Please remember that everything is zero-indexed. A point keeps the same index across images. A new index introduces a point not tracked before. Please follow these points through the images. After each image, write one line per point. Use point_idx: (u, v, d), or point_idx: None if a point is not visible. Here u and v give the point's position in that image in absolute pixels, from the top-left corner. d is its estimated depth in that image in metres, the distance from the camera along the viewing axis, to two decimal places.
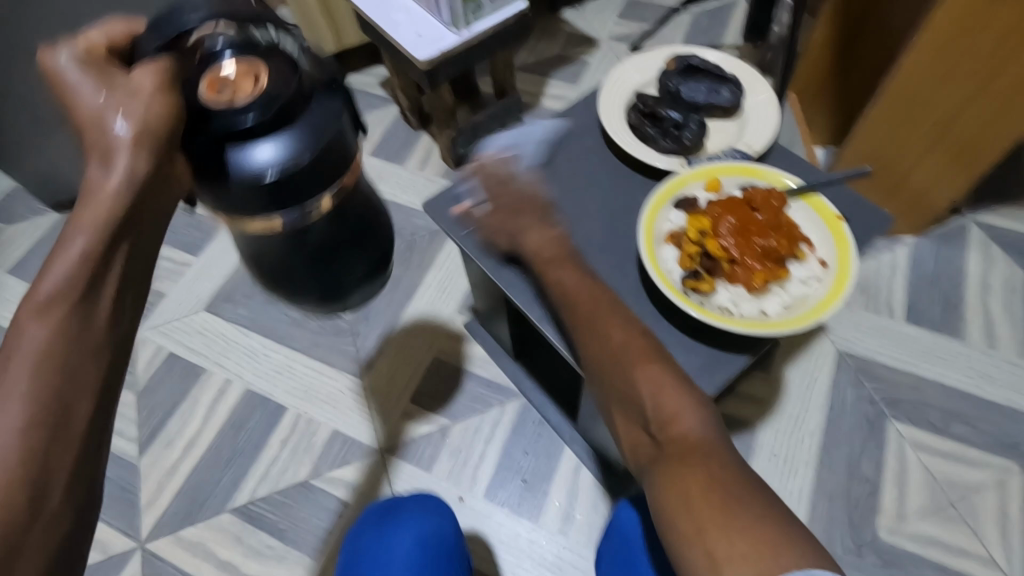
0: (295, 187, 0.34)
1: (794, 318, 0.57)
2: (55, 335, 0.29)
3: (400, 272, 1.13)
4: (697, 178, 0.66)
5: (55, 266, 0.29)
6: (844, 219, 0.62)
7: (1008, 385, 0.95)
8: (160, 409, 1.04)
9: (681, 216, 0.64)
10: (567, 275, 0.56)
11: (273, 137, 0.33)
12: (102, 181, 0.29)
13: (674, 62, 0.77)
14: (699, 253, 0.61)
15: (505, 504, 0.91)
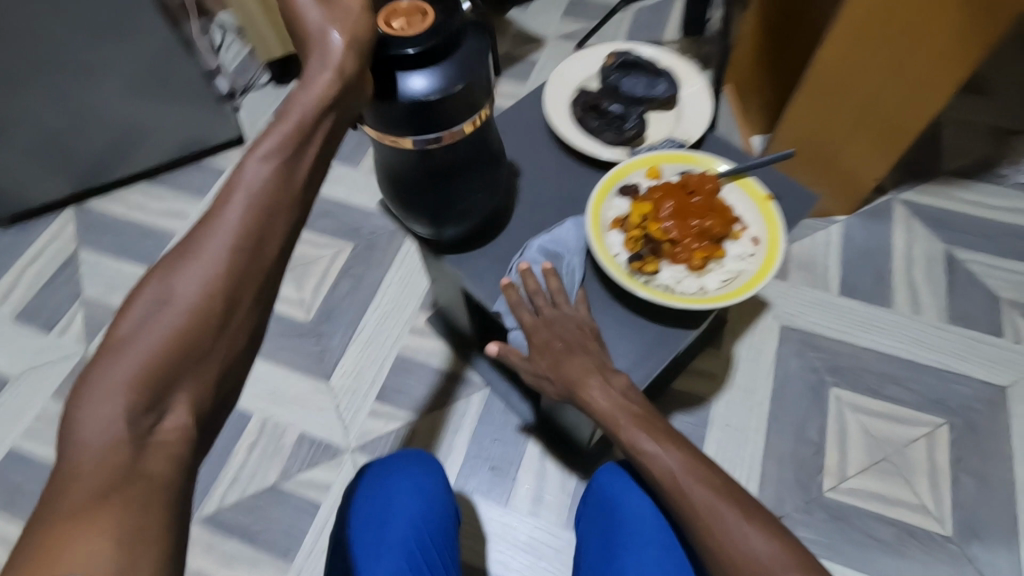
0: (436, 110, 0.55)
1: (731, 292, 0.62)
2: (269, 179, 0.40)
3: (360, 272, 1.14)
4: (637, 166, 0.70)
5: (271, 137, 0.41)
6: (772, 199, 0.67)
7: (933, 347, 1.04)
8: None
9: (624, 203, 0.68)
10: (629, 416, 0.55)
11: (432, 70, 0.54)
12: (319, 72, 0.44)
13: (613, 57, 0.81)
14: (642, 237, 0.65)
15: (476, 491, 0.93)
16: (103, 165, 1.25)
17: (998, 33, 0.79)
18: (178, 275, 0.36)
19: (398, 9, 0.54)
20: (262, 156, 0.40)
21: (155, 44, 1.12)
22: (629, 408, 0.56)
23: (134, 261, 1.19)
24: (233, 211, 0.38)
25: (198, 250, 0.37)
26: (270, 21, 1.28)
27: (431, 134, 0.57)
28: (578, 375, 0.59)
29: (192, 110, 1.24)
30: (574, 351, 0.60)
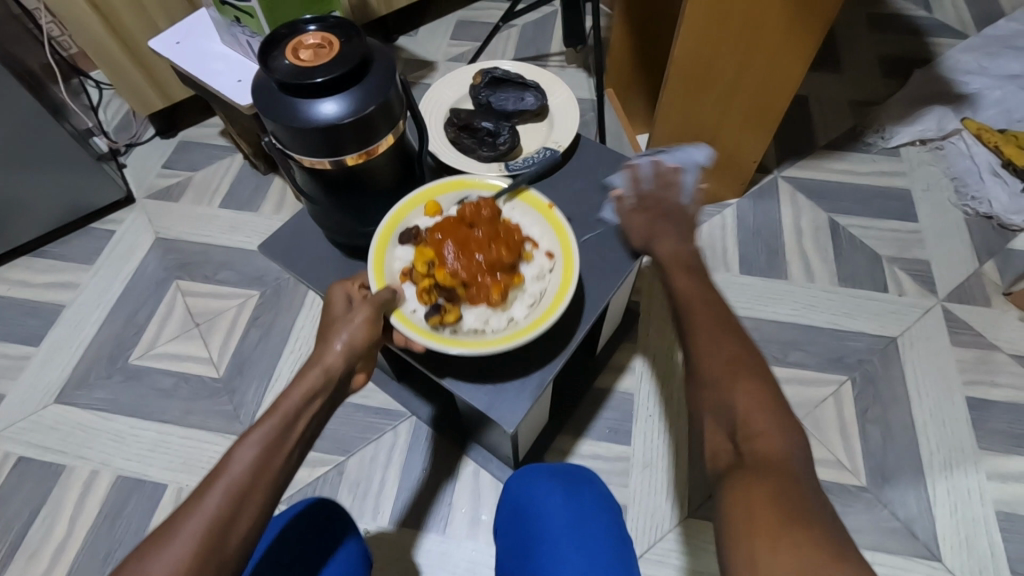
0: (349, 132, 0.56)
1: (537, 318, 0.62)
2: (254, 458, 0.47)
3: (269, 319, 1.11)
4: (412, 207, 0.67)
5: (255, 428, 0.49)
6: (555, 207, 0.69)
7: (828, 310, 1.10)
8: (17, 520, 0.94)
9: (408, 249, 0.65)
10: (684, 283, 0.57)
11: (316, 101, 0.54)
12: (338, 349, 0.55)
13: (480, 76, 0.82)
14: (434, 286, 0.62)
15: (411, 524, 0.92)
16: None
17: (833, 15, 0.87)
18: (150, 566, 0.40)
19: (307, 41, 0.56)
20: (247, 440, 0.48)
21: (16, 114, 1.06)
22: (701, 294, 0.55)
23: (20, 341, 1.11)
24: (220, 489, 0.44)
25: (161, 552, 0.41)
26: (145, 75, 1.24)
27: (319, 158, 0.58)
28: (669, 256, 0.61)
29: (71, 176, 1.19)
30: (661, 220, 0.65)
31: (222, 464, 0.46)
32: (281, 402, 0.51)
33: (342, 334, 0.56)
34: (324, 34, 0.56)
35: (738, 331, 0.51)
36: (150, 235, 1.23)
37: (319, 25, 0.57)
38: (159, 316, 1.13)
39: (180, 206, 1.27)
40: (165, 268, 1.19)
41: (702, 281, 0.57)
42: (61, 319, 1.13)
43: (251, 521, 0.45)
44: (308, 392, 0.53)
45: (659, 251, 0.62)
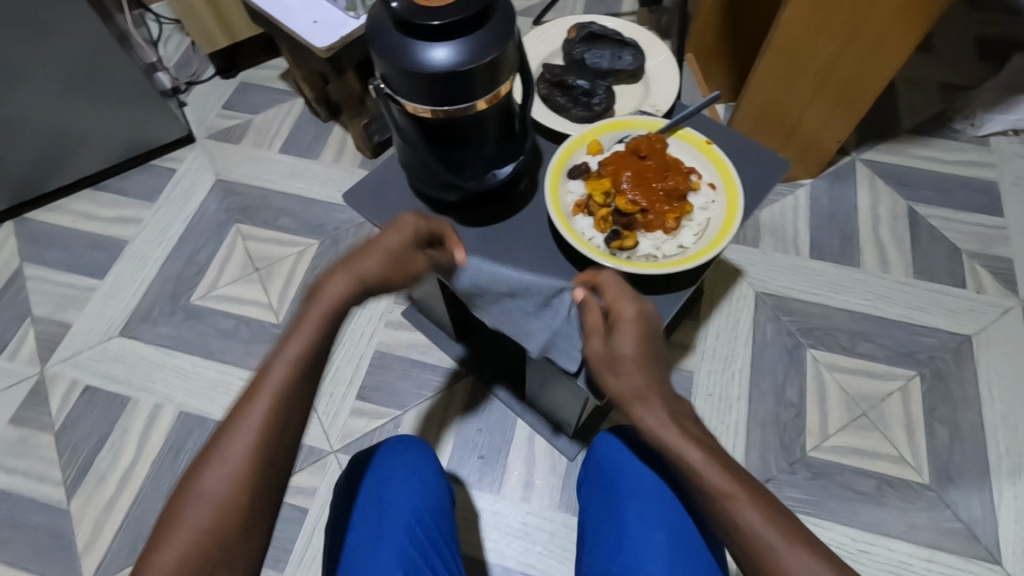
0: (459, 80, 0.53)
1: (709, 244, 0.62)
2: (336, 300, 0.50)
3: (328, 269, 1.10)
4: (577, 145, 0.67)
5: (288, 341, 0.47)
6: (712, 142, 0.67)
7: (901, 303, 1.06)
8: (85, 445, 0.97)
9: (580, 184, 0.66)
10: (646, 409, 0.51)
11: (458, 41, 0.52)
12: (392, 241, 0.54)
13: (576, 30, 0.78)
14: (612, 213, 0.63)
15: (466, 482, 0.92)
16: (41, 174, 1.18)
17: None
18: (265, 385, 0.45)
19: None
20: (330, 291, 0.51)
21: (85, 42, 1.05)
22: (697, 446, 0.48)
23: (84, 273, 1.12)
24: (303, 335, 0.48)
25: (262, 385, 0.45)
26: (209, 9, 1.21)
27: (448, 105, 0.55)
28: (674, 435, 0.49)
29: (135, 109, 1.18)
30: (648, 350, 0.54)
31: (310, 313, 0.50)
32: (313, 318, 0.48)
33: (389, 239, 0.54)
34: None
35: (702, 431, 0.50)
36: (210, 177, 1.23)
37: None
38: (220, 257, 1.13)
39: (240, 149, 1.26)
40: (225, 211, 1.18)
41: (770, 505, 0.45)
42: (124, 254, 1.14)
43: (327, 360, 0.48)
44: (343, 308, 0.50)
45: (707, 482, 0.46)
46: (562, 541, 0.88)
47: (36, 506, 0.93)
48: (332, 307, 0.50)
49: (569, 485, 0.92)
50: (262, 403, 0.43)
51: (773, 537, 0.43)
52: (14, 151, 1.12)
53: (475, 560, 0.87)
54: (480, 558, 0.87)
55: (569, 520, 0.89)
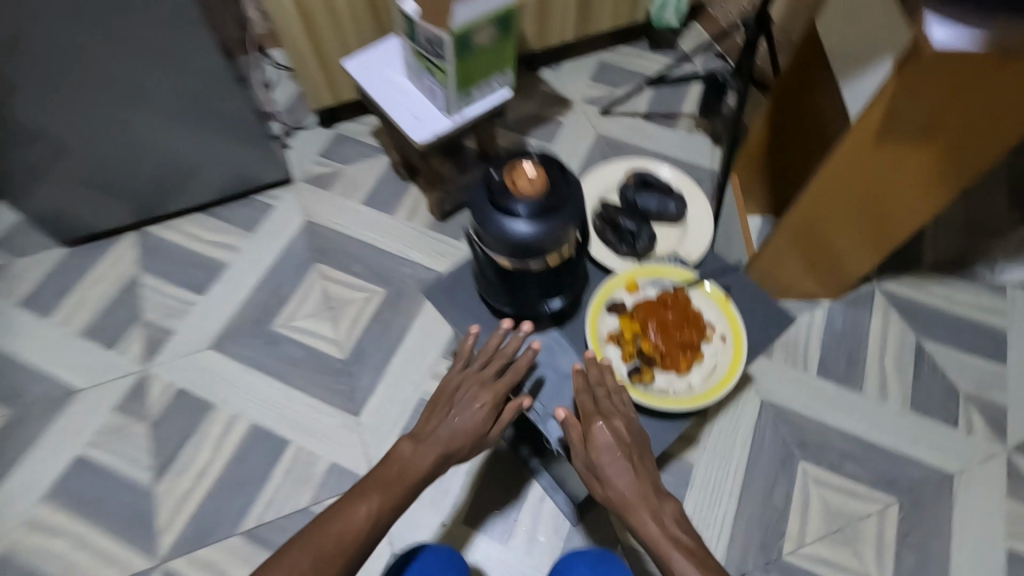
0: (535, 246, 0.68)
1: (713, 388, 0.76)
2: (422, 454, 0.70)
3: (390, 317, 1.28)
4: (618, 283, 0.82)
5: (372, 491, 0.66)
6: (730, 298, 0.82)
7: (893, 431, 1.17)
8: (172, 440, 1.16)
9: (615, 320, 0.80)
10: (636, 501, 0.64)
11: (538, 220, 0.67)
12: (476, 410, 0.73)
13: (632, 176, 0.94)
14: (637, 351, 0.78)
15: (480, 528, 1.08)
16: (164, 197, 1.39)
17: (982, 172, 0.87)
18: (353, 513, 0.63)
19: (523, 170, 0.70)
20: (420, 449, 0.71)
21: (222, 102, 1.26)
22: (674, 543, 0.61)
23: (188, 288, 1.33)
24: (390, 488, 0.67)
25: (346, 515, 0.63)
26: (321, 75, 1.41)
27: (523, 261, 0.70)
28: (657, 532, 0.62)
29: (248, 154, 1.38)
30: (635, 455, 0.68)
31: (397, 465, 0.70)
32: (391, 479, 0.68)
33: (475, 402, 0.74)
34: (538, 168, 0.70)
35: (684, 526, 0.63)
36: (300, 218, 1.42)
37: (535, 157, 0.72)
38: (300, 292, 1.32)
39: (329, 195, 1.45)
40: (309, 250, 1.37)
41: None
42: (222, 277, 1.34)
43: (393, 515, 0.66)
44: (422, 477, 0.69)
45: None
46: None
47: (127, 485, 1.13)
48: (412, 468, 0.69)
49: (568, 546, 1.06)
50: (341, 533, 0.61)
51: None
52: (149, 179, 1.34)
53: None
54: None
55: None
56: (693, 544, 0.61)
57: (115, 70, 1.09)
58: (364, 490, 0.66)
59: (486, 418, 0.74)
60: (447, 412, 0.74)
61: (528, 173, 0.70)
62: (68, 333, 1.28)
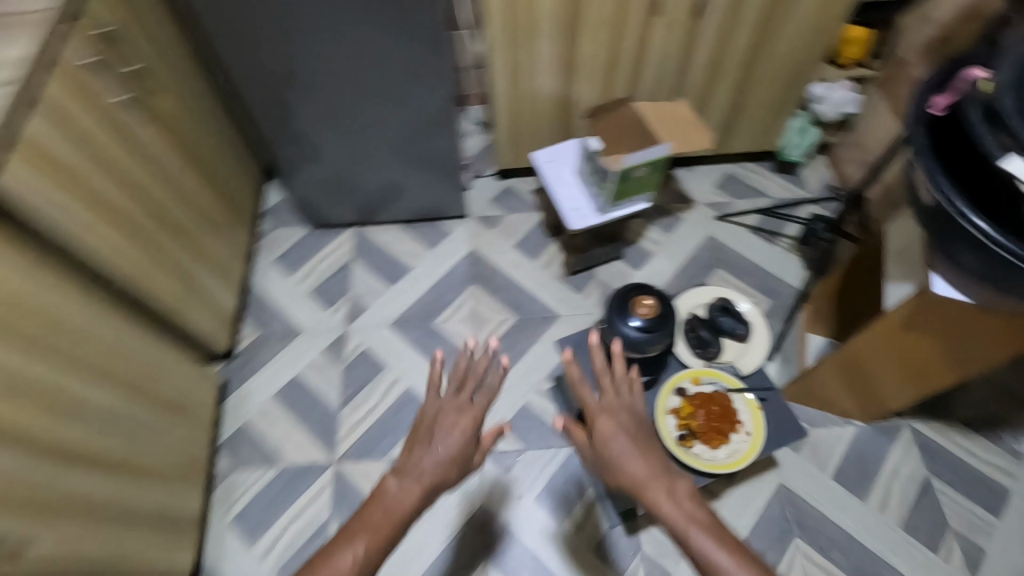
0: (638, 344, 1.10)
1: (732, 462, 1.13)
2: (404, 486, 1.01)
3: (515, 339, 1.75)
4: (685, 376, 1.22)
5: (360, 535, 0.97)
6: (761, 408, 1.19)
7: (881, 539, 1.46)
8: (355, 382, 1.70)
9: (678, 400, 1.21)
10: (653, 484, 0.97)
11: (644, 329, 1.09)
12: (450, 435, 1.06)
13: (718, 300, 1.33)
14: (687, 424, 1.17)
15: (544, 506, 1.52)
16: (380, 210, 1.94)
17: (998, 363, 1.11)
18: (347, 549, 0.95)
19: (643, 295, 1.12)
20: (399, 485, 1.02)
21: (441, 159, 1.77)
22: (680, 510, 0.94)
23: (383, 279, 1.87)
24: (377, 524, 0.98)
25: (343, 547, 0.95)
26: (511, 151, 1.90)
27: (629, 350, 1.12)
28: (669, 506, 0.95)
29: (444, 193, 1.90)
30: (642, 447, 1.01)
31: (380, 500, 1.01)
32: (375, 524, 0.98)
33: (450, 434, 1.06)
34: (653, 296, 1.12)
35: (688, 494, 0.96)
36: (467, 247, 1.92)
37: (653, 289, 1.14)
38: (458, 303, 1.82)
39: (491, 235, 1.94)
40: (469, 273, 1.87)
41: (738, 557, 0.88)
42: (407, 277, 1.88)
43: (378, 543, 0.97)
44: (406, 508, 1.00)
45: (701, 545, 0.90)
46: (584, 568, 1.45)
47: (322, 404, 1.68)
48: (393, 508, 1.00)
49: (603, 538, 1.49)
50: (342, 554, 0.94)
51: None
52: (375, 196, 1.89)
53: (533, 552, 1.47)
54: (536, 553, 1.47)
55: (594, 558, 1.46)
56: (699, 511, 0.94)
57: (389, 129, 1.65)
58: (355, 533, 0.97)
59: (461, 444, 1.06)
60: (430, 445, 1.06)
61: (647, 298, 1.12)
62: (301, 289, 1.86)
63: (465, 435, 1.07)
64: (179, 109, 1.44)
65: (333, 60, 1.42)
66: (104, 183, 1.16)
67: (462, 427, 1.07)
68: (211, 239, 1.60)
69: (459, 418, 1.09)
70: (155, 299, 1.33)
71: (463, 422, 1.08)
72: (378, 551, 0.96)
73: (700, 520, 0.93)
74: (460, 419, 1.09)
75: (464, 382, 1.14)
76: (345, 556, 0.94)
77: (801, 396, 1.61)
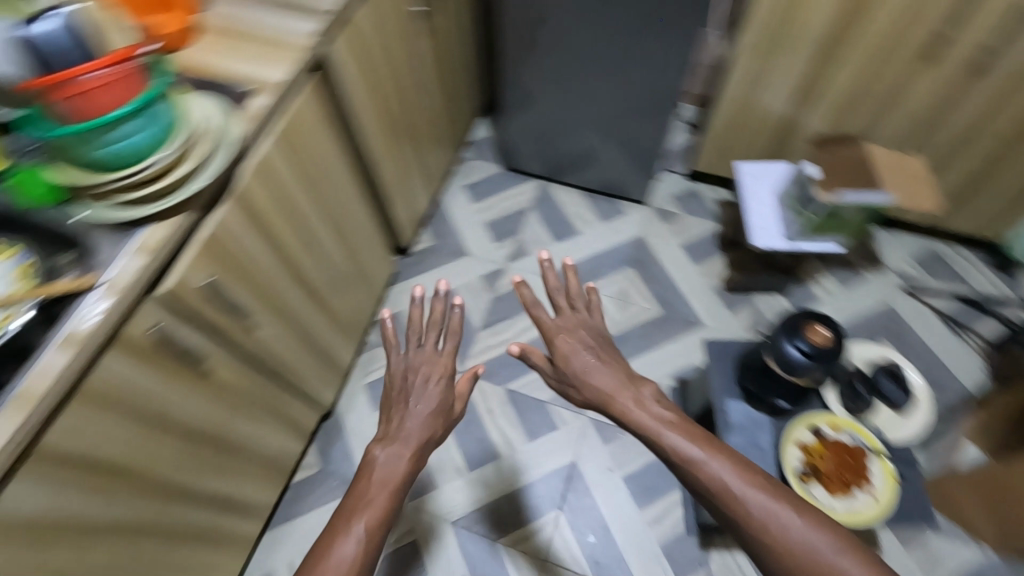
0: (793, 365, 1.11)
1: (847, 516, 1.11)
2: (394, 453, 1.00)
3: (654, 330, 1.80)
4: (825, 419, 1.21)
5: (359, 514, 0.90)
6: (896, 480, 1.15)
7: None
8: (499, 313, 1.86)
9: (811, 438, 1.20)
10: (620, 395, 1.06)
11: (806, 354, 1.09)
12: (428, 389, 1.09)
13: (888, 362, 1.28)
14: (812, 463, 1.16)
15: (630, 487, 1.59)
16: (569, 172, 2.06)
17: None
18: (353, 525, 0.89)
19: (819, 323, 1.12)
20: (386, 457, 0.99)
21: (645, 142, 1.84)
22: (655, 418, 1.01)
23: (551, 234, 2.00)
24: (376, 500, 0.92)
25: (345, 518, 0.90)
26: (715, 156, 1.91)
27: (782, 368, 1.13)
28: (650, 422, 1.00)
29: (634, 175, 1.97)
30: (603, 362, 1.12)
31: (365, 477, 0.96)
32: (370, 501, 0.92)
33: (427, 397, 1.08)
34: (828, 328, 1.11)
35: (665, 408, 1.03)
36: (636, 232, 1.99)
37: (830, 321, 1.13)
38: (611, 278, 1.91)
39: (663, 228, 1.99)
40: (630, 256, 1.94)
41: (725, 458, 0.93)
42: (573, 239, 1.99)
43: (382, 507, 0.92)
44: (400, 476, 0.97)
45: (683, 453, 0.94)
46: (649, 557, 1.51)
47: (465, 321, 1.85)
48: (389, 481, 0.96)
49: (675, 540, 1.52)
50: (355, 524, 0.89)
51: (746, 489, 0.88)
52: (570, 158, 2.01)
53: (606, 522, 1.55)
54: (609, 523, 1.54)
55: (661, 553, 1.51)
56: (672, 419, 1.00)
57: (611, 100, 1.74)
58: (348, 518, 0.90)
59: (439, 402, 1.08)
60: (388, 440, 1.02)
61: (822, 328, 1.11)
62: (479, 218, 2.05)
63: (440, 397, 1.08)
64: (445, 29, 1.64)
65: (591, 22, 1.53)
66: (382, 73, 1.38)
67: (432, 389, 1.09)
68: (428, 148, 1.81)
69: (433, 370, 1.12)
70: (379, 181, 1.55)
71: (434, 383, 1.10)
72: (385, 515, 0.92)
73: (676, 428, 0.98)
74: (425, 379, 1.11)
75: (426, 333, 1.17)
76: (344, 534, 0.88)
77: (942, 504, 1.49)
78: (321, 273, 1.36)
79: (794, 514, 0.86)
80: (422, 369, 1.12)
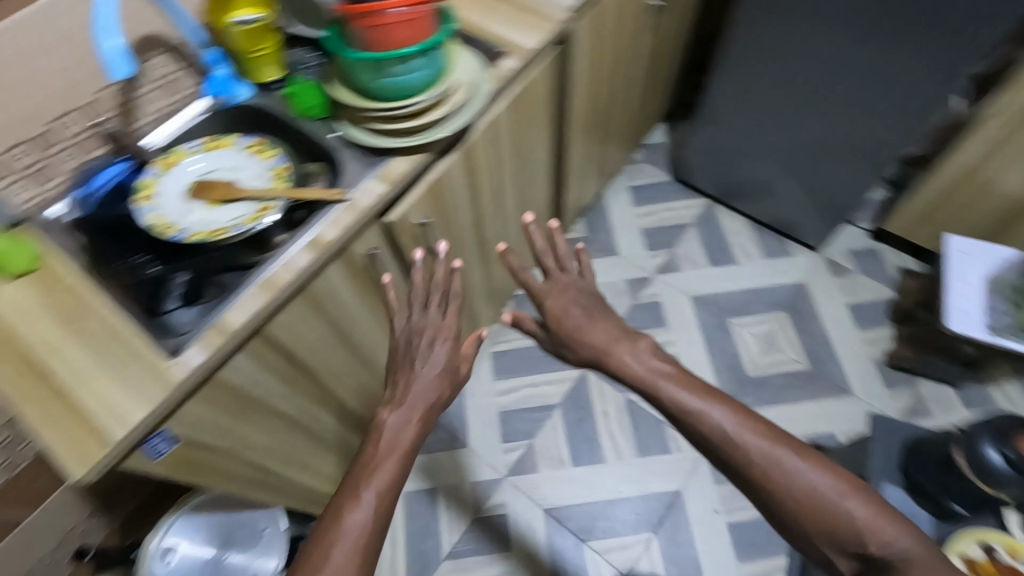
0: (981, 468, 1.05)
1: None
2: (399, 416, 0.88)
3: (795, 385, 1.69)
4: (1002, 539, 1.01)
5: (367, 483, 0.80)
6: None
7: None
8: (635, 322, 1.82)
9: (980, 555, 1.00)
10: (619, 356, 0.95)
11: (1002, 463, 1.03)
12: (434, 353, 0.95)
13: None
14: None
15: (733, 536, 1.51)
16: (742, 199, 1.96)
17: None
18: (364, 493, 0.79)
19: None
20: (388, 421, 0.88)
21: (840, 189, 1.70)
22: (661, 381, 0.89)
23: (707, 257, 1.93)
24: (386, 464, 0.83)
25: (360, 480, 0.81)
26: (914, 221, 1.73)
27: (965, 470, 1.08)
28: (652, 383, 0.90)
29: (814, 219, 1.84)
30: (594, 317, 1.01)
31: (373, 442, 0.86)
32: (376, 468, 0.82)
33: (431, 361, 0.94)
34: None
35: (664, 364, 0.92)
36: (800, 278, 1.87)
37: None
38: (762, 318, 1.80)
39: (830, 282, 1.85)
40: (787, 301, 1.83)
41: (737, 418, 0.82)
42: (729, 268, 1.90)
43: (394, 465, 0.83)
44: (407, 444, 0.86)
45: (696, 415, 0.83)
46: None
47: None
48: (393, 448, 0.85)
49: None
50: (365, 489, 0.80)
51: (780, 461, 0.78)
52: (748, 186, 1.91)
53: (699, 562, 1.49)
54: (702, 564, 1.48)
55: None
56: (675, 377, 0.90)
57: (817, 137, 1.62)
58: (357, 487, 0.80)
59: (444, 368, 0.94)
60: (387, 412, 0.89)
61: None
62: (637, 222, 2.01)
63: (445, 360, 0.94)
64: (666, 28, 1.59)
65: (826, 55, 1.43)
66: (603, 60, 1.37)
67: (435, 355, 0.95)
68: (610, 142, 1.79)
69: (438, 334, 0.96)
70: (564, 164, 1.56)
71: (435, 348, 0.95)
72: (399, 471, 0.83)
73: (685, 392, 0.87)
74: (427, 342, 0.96)
75: (427, 297, 1.00)
76: (353, 504, 0.78)
77: None
78: (496, 239, 1.40)
79: (796, 456, 0.78)
80: (415, 327, 0.98)
